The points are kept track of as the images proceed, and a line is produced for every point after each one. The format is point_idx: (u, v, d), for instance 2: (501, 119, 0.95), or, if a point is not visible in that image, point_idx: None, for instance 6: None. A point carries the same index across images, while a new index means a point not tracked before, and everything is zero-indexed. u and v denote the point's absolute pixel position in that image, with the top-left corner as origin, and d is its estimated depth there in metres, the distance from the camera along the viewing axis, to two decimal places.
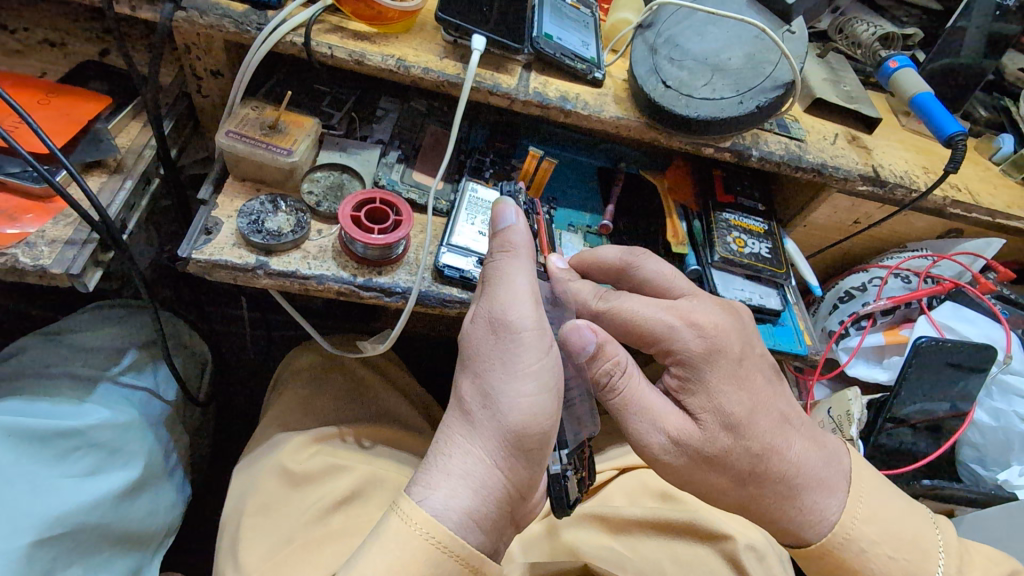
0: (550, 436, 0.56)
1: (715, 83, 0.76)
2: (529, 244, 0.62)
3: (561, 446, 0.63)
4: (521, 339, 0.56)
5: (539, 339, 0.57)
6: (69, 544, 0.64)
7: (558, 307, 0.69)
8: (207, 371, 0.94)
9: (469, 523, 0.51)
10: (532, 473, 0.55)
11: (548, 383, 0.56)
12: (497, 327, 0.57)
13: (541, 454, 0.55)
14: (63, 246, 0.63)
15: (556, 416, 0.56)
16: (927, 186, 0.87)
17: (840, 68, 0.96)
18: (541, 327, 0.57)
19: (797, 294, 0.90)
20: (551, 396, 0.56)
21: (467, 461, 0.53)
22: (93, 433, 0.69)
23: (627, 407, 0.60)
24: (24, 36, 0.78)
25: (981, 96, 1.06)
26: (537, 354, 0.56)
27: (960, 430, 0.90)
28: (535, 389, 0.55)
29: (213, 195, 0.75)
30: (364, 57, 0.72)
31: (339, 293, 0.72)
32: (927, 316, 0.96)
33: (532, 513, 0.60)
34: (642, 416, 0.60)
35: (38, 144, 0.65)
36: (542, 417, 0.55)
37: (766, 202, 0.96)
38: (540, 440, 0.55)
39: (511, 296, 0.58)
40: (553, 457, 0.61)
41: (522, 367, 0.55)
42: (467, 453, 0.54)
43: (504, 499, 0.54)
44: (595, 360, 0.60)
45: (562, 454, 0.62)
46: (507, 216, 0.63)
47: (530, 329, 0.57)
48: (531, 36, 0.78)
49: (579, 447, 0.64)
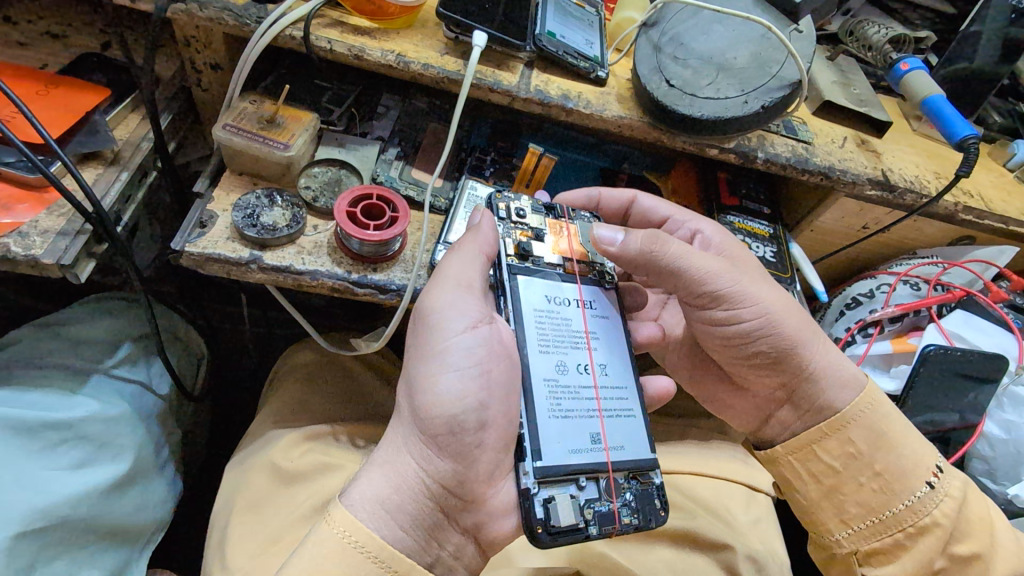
0: (467, 422, 0.55)
1: (719, 82, 0.75)
2: (484, 237, 0.63)
3: (534, 457, 0.55)
4: (433, 325, 0.59)
5: (450, 319, 0.58)
6: (55, 538, 0.64)
7: (585, 306, 0.66)
8: (203, 367, 0.93)
9: (380, 513, 0.53)
10: (453, 465, 0.55)
11: (458, 363, 0.57)
12: (417, 318, 0.61)
13: (458, 443, 0.55)
14: (55, 236, 0.63)
15: (473, 400, 0.56)
16: (937, 192, 0.85)
17: (849, 70, 0.94)
18: (457, 307, 0.59)
19: (802, 300, 0.87)
20: (465, 377, 0.56)
21: (387, 449, 0.56)
22: (83, 426, 0.69)
23: (686, 257, 0.64)
24: (27, 28, 0.78)
25: (995, 101, 1.04)
26: (448, 335, 0.58)
27: (970, 442, 0.85)
28: (445, 369, 0.57)
29: (209, 188, 0.74)
30: (363, 52, 0.71)
31: (333, 290, 0.71)
32: (937, 324, 0.93)
33: (490, 527, 0.58)
34: (703, 259, 0.65)
35: (33, 135, 0.65)
36: (453, 398, 0.56)
37: (772, 206, 0.94)
38: (451, 424, 0.55)
39: (434, 283, 0.60)
40: (522, 471, 0.55)
41: (432, 349, 0.58)
42: (390, 442, 0.57)
43: (422, 491, 0.55)
44: (630, 237, 0.64)
45: (533, 466, 0.55)
46: (477, 218, 0.66)
47: (445, 312, 0.59)
48: (534, 33, 0.77)
49: (577, 467, 0.57)
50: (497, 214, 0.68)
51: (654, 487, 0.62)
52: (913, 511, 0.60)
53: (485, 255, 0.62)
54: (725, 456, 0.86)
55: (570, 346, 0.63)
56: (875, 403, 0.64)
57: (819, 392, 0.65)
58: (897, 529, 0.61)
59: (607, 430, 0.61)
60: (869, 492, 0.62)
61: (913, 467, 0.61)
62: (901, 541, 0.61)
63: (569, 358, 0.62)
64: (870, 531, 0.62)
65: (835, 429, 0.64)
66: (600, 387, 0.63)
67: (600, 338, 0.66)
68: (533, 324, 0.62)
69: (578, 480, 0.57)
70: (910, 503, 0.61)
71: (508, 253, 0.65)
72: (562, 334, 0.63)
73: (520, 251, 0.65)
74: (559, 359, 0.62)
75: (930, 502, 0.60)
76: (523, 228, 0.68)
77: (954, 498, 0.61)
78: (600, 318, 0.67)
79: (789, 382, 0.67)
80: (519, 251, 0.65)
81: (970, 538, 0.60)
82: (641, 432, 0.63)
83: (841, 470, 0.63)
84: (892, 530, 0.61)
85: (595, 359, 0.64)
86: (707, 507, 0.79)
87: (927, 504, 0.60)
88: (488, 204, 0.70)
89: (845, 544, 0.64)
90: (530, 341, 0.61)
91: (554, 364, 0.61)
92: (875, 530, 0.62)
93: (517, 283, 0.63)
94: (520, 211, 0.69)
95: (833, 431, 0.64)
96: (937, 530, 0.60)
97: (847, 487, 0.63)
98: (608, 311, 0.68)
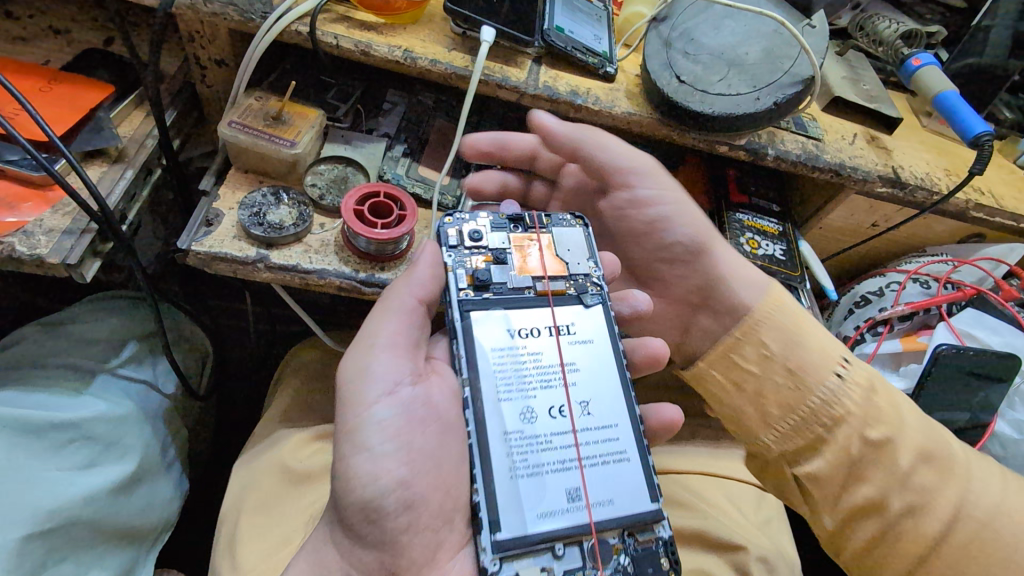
0: (384, 507, 0.51)
1: (730, 78, 0.74)
2: (404, 290, 0.60)
3: (494, 529, 0.50)
4: (346, 400, 0.55)
5: (364, 391, 0.55)
6: (62, 539, 0.63)
7: (558, 334, 0.60)
8: (208, 364, 0.93)
9: None
10: (379, 554, 0.52)
11: (371, 443, 0.53)
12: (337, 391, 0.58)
13: (378, 531, 0.52)
14: (60, 235, 0.62)
15: (389, 480, 0.52)
16: (948, 189, 0.84)
17: (859, 67, 0.93)
18: (369, 378, 0.55)
19: (812, 299, 0.87)
20: (379, 455, 0.52)
21: (316, 539, 0.55)
22: (90, 425, 0.69)
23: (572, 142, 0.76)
24: (29, 24, 0.77)
25: (1007, 96, 1.02)
26: (359, 411, 0.54)
27: (983, 441, 0.85)
28: (356, 450, 0.53)
29: (215, 186, 0.74)
30: (370, 47, 0.70)
31: (340, 290, 0.71)
32: (948, 324, 0.91)
33: None
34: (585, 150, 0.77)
35: (37, 133, 0.64)
36: (366, 482, 0.52)
37: (780, 203, 0.93)
38: (367, 512, 0.51)
39: (350, 353, 0.57)
40: (479, 545, 0.50)
41: (343, 429, 0.54)
42: (318, 532, 0.55)
43: None
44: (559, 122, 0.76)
45: (488, 542, 0.50)
46: (412, 263, 0.62)
47: (354, 385, 0.55)
48: (541, 29, 0.76)
49: (551, 533, 0.51)
50: (449, 242, 0.64)
51: (660, 543, 0.55)
52: (827, 403, 0.65)
53: (404, 312, 0.59)
54: (736, 454, 0.86)
55: (539, 387, 0.57)
56: (782, 306, 0.70)
57: (733, 293, 0.74)
58: (816, 424, 0.65)
59: (589, 482, 0.54)
60: (785, 389, 0.67)
61: (821, 360, 0.66)
62: (821, 435, 0.65)
63: (537, 402, 0.56)
64: (792, 433, 0.67)
65: (748, 334, 0.70)
66: (580, 430, 0.56)
67: (581, 370, 0.59)
68: (492, 367, 0.56)
69: (554, 548, 0.52)
70: (822, 396, 0.66)
71: (462, 286, 0.61)
72: (527, 377, 0.57)
73: (474, 279, 0.62)
74: (523, 405, 0.56)
75: (841, 393, 0.65)
76: (484, 252, 0.64)
77: (860, 383, 0.66)
78: (576, 347, 0.60)
79: (706, 286, 0.76)
80: (474, 278, 0.62)
81: (881, 423, 0.64)
82: (638, 479, 0.56)
83: (758, 372, 0.69)
84: (812, 426, 0.66)
85: (573, 396, 0.58)
86: (718, 508, 0.78)
87: (837, 397, 0.65)
88: (440, 229, 0.66)
89: (773, 446, 0.69)
90: (489, 390, 0.55)
91: (517, 414, 0.55)
92: (796, 428, 0.67)
93: (470, 323, 0.58)
94: (477, 234, 0.65)
95: (747, 335, 0.70)
96: (850, 418, 0.64)
97: (767, 389, 0.68)
98: (592, 334, 0.61)
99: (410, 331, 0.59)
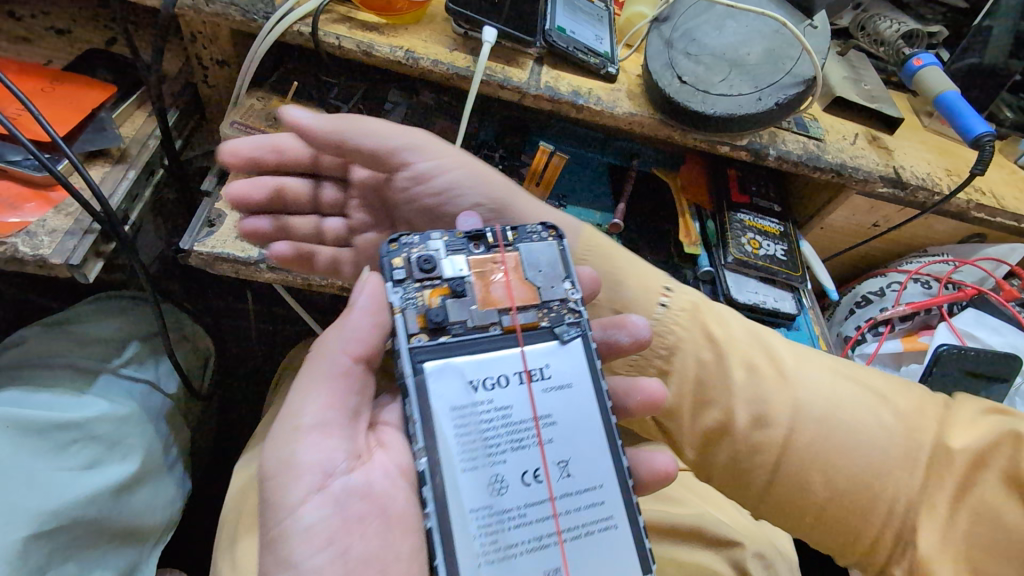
0: None
1: (732, 79, 0.74)
2: (335, 352, 0.51)
3: None
4: (271, 498, 0.47)
5: (291, 484, 0.46)
6: (64, 539, 0.63)
7: (531, 380, 0.49)
8: (210, 363, 0.93)
9: None
10: None
11: (305, 547, 0.44)
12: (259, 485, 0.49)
13: None
14: (63, 236, 0.62)
15: None
16: (949, 189, 0.84)
17: (860, 67, 0.93)
18: (296, 466, 0.47)
19: (812, 298, 0.88)
20: (317, 560, 0.44)
21: None
22: (93, 425, 0.69)
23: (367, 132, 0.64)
24: (31, 24, 0.78)
25: (1008, 96, 1.02)
26: (288, 510, 0.46)
27: None
28: (287, 558, 0.44)
29: (218, 185, 0.73)
30: (371, 48, 0.70)
31: (343, 288, 0.72)
32: (948, 324, 0.91)
33: None
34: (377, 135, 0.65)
35: (39, 133, 0.64)
36: None
37: (782, 203, 0.93)
38: None
39: (273, 437, 0.49)
40: None
41: (271, 532, 0.46)
42: None
43: None
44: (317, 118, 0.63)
45: None
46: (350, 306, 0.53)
47: (281, 476, 0.47)
48: (543, 29, 0.76)
49: None
50: (393, 275, 0.51)
51: None
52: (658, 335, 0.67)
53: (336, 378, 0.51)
54: None
55: (510, 448, 0.47)
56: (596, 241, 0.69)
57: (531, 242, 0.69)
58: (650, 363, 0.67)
59: (572, 559, 0.45)
60: None
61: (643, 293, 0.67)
62: (660, 367, 0.67)
63: (507, 468, 0.46)
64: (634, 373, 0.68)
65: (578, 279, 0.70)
66: (559, 498, 0.47)
67: (559, 423, 0.49)
68: (452, 433, 0.46)
69: None
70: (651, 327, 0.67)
71: (413, 330, 0.50)
72: (494, 440, 0.47)
73: (432, 321, 0.50)
74: (491, 474, 0.46)
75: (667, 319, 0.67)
76: (438, 283, 0.52)
77: (682, 308, 0.66)
78: (553, 395, 0.49)
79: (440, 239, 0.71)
80: (431, 320, 0.50)
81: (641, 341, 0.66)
82: (629, 547, 0.47)
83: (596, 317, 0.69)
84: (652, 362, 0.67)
85: (549, 456, 0.47)
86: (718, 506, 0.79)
87: (664, 323, 0.67)
88: (382, 257, 0.53)
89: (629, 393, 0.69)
90: (450, 458, 0.45)
91: (483, 487, 0.45)
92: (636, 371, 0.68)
93: (425, 377, 0.47)
94: (428, 260, 0.52)
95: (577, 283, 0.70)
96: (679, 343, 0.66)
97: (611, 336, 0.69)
98: (571, 376, 0.51)
99: (346, 398, 0.51)
